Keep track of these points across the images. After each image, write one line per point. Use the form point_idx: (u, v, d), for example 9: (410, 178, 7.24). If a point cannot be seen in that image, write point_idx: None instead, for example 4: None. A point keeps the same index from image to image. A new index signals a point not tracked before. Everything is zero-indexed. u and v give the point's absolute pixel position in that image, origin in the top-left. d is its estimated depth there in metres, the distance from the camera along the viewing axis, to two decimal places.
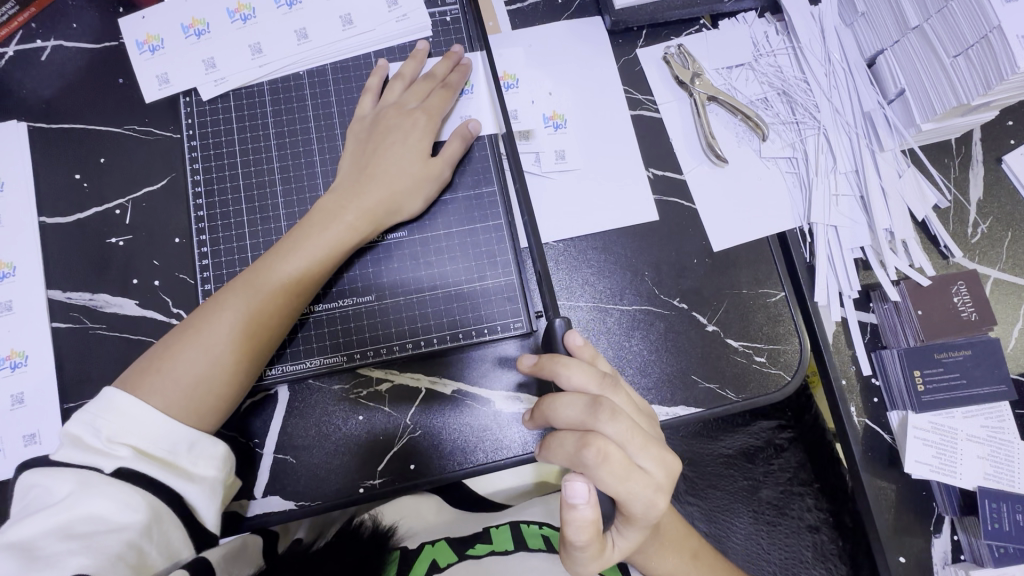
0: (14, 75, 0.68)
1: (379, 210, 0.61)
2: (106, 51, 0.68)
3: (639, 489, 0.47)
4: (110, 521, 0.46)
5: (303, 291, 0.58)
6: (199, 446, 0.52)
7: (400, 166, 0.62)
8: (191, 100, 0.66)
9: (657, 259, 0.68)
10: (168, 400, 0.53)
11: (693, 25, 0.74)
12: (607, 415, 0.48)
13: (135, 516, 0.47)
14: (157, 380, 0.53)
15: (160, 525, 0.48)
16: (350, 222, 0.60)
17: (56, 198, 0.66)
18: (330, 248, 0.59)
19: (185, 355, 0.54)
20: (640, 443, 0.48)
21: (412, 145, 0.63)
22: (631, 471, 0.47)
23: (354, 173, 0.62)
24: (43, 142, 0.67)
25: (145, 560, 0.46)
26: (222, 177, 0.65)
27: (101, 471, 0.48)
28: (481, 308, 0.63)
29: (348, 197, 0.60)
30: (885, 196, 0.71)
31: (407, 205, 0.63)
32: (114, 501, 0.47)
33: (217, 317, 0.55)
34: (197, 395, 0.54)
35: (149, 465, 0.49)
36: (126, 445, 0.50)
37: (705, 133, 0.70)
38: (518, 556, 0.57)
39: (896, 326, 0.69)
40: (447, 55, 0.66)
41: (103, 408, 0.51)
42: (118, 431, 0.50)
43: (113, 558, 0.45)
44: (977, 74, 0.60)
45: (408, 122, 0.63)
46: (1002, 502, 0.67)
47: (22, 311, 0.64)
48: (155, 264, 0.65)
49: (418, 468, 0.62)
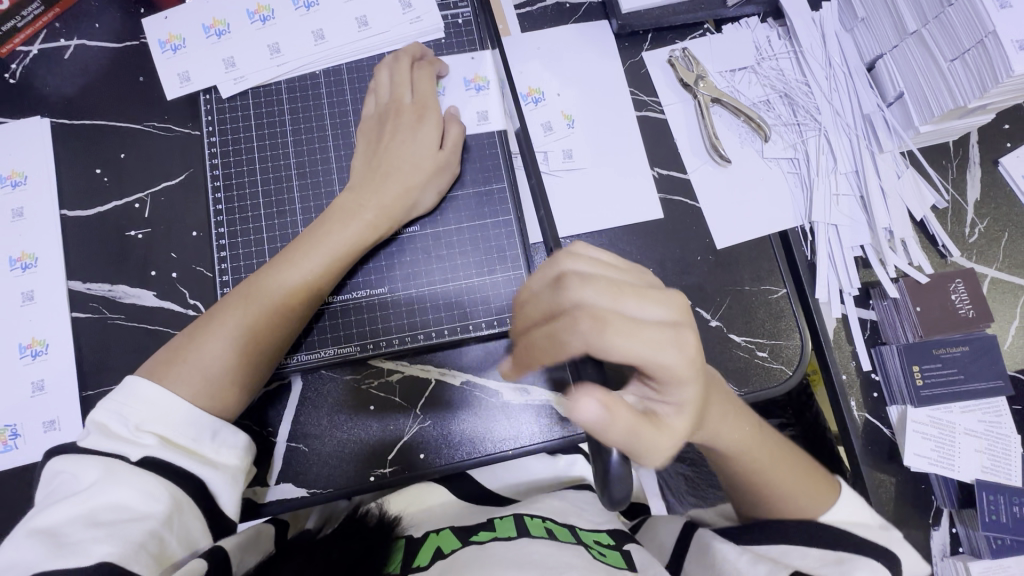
0: (38, 73, 0.70)
1: (395, 209, 0.62)
2: (128, 51, 0.70)
3: (659, 340, 0.45)
4: (134, 511, 0.47)
5: (323, 286, 0.60)
6: (222, 436, 0.54)
7: (414, 165, 0.63)
8: (211, 97, 0.68)
9: (662, 256, 0.70)
10: (193, 389, 0.54)
11: (697, 29, 0.76)
12: (575, 282, 0.45)
13: (157, 507, 0.48)
14: (184, 369, 0.54)
15: (180, 515, 0.49)
16: (369, 221, 0.61)
17: (77, 193, 0.68)
18: (347, 247, 0.60)
19: (208, 345, 0.56)
20: (627, 295, 0.46)
21: (422, 142, 0.64)
22: (639, 327, 0.44)
23: (369, 172, 0.64)
24: (65, 138, 0.69)
25: (166, 551, 0.47)
26: (240, 172, 0.66)
27: (126, 459, 0.49)
28: (491, 301, 0.65)
29: (364, 196, 0.62)
30: (885, 196, 0.72)
31: (419, 203, 0.64)
32: (138, 492, 0.48)
33: (239, 310, 0.57)
34: (221, 384, 0.55)
35: (174, 453, 0.51)
36: (151, 433, 0.51)
37: (709, 133, 0.72)
38: (520, 542, 0.54)
39: (896, 322, 0.71)
40: (429, 55, 0.68)
41: (129, 397, 0.52)
42: (144, 419, 0.52)
43: (137, 547, 0.45)
44: (973, 77, 0.62)
45: (423, 121, 0.65)
46: (999, 495, 0.68)
47: (43, 301, 0.65)
48: (173, 256, 0.66)
49: (428, 458, 0.63)
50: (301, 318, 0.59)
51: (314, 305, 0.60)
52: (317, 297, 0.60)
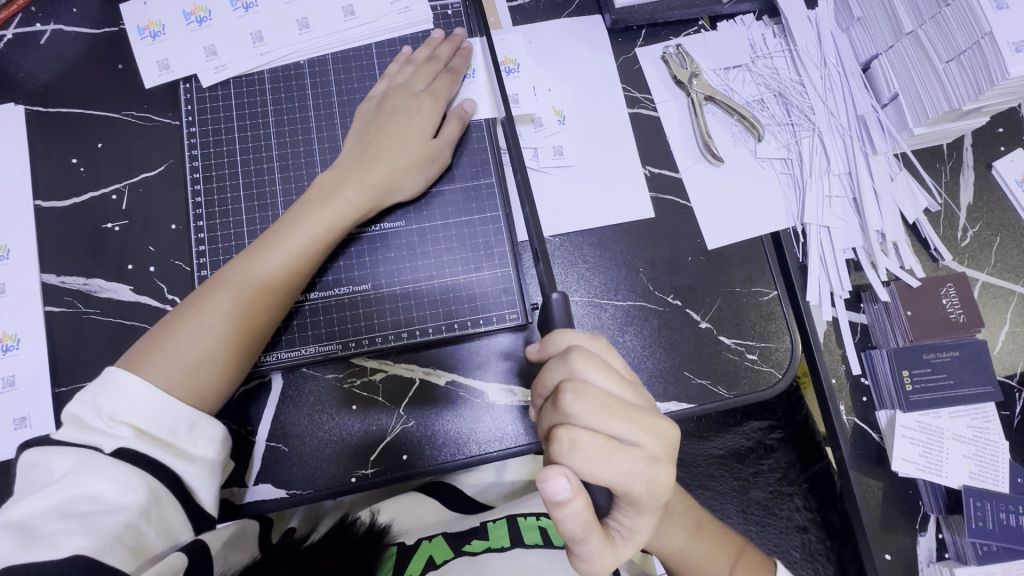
0: (11, 58, 0.67)
1: (380, 189, 0.61)
2: (106, 37, 0.68)
3: (629, 463, 0.44)
4: (109, 502, 0.46)
5: (296, 276, 0.58)
6: (195, 424, 0.52)
7: (402, 149, 0.62)
8: (191, 86, 0.66)
9: (652, 255, 0.68)
10: (170, 378, 0.53)
11: (692, 26, 0.75)
12: (580, 389, 0.45)
13: (133, 498, 0.47)
14: (159, 358, 0.53)
15: (157, 509, 0.48)
16: (351, 199, 0.60)
17: (52, 182, 0.66)
18: (330, 226, 0.59)
19: (184, 336, 0.54)
20: (625, 417, 0.45)
21: (418, 125, 0.63)
22: (615, 447, 0.44)
23: (355, 155, 0.62)
24: (39, 126, 0.67)
25: (143, 543, 0.46)
26: (220, 165, 0.64)
27: (101, 450, 0.48)
28: (477, 299, 0.64)
29: (348, 175, 0.61)
30: (877, 199, 0.72)
31: (406, 187, 0.63)
32: (114, 482, 0.46)
33: (214, 299, 0.55)
34: (199, 373, 0.54)
35: (151, 446, 0.49)
36: (126, 424, 0.49)
37: (702, 132, 0.70)
38: (514, 553, 0.57)
39: (886, 326, 0.70)
40: (452, 37, 0.67)
41: (103, 388, 0.51)
42: (119, 410, 0.50)
43: (112, 539, 0.45)
44: (968, 79, 0.61)
45: (414, 104, 0.64)
46: (987, 502, 0.68)
47: (16, 294, 0.63)
48: (150, 250, 0.65)
49: (409, 459, 0.62)
50: (278, 310, 0.58)
51: (288, 298, 0.58)
52: (294, 287, 0.58)
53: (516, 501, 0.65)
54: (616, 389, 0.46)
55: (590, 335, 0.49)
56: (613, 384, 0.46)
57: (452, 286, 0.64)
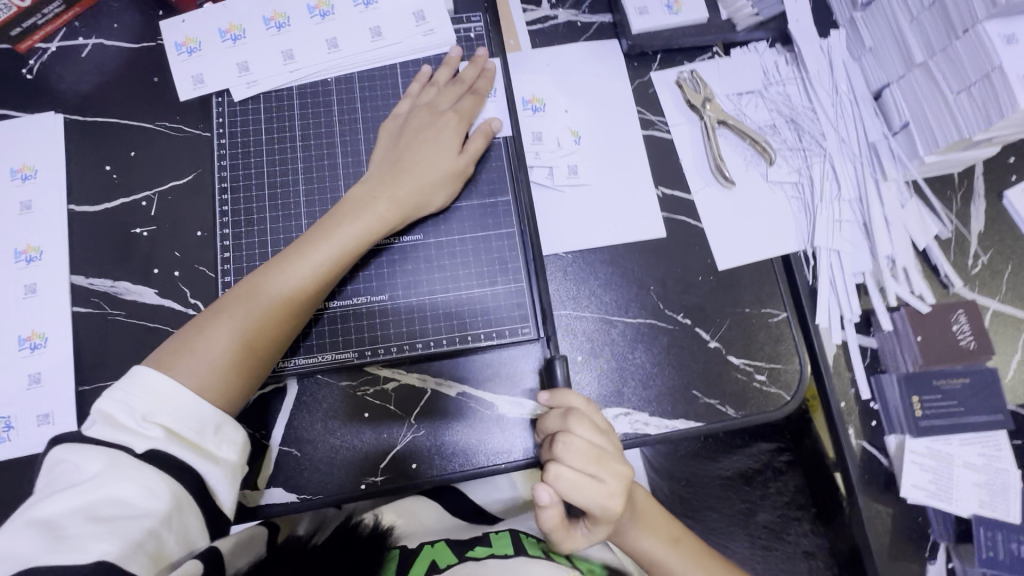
0: (54, 69, 0.71)
1: (408, 203, 0.63)
2: (144, 51, 0.71)
3: None
4: (135, 507, 0.47)
5: (324, 283, 0.60)
6: (222, 427, 0.53)
7: (429, 164, 0.64)
8: (223, 100, 0.69)
9: (663, 274, 0.70)
10: (199, 379, 0.54)
11: (706, 52, 0.77)
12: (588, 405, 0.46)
13: (158, 504, 0.48)
14: (188, 360, 0.55)
15: (178, 517, 0.49)
16: (381, 212, 0.62)
17: (86, 188, 0.69)
18: (360, 237, 0.61)
19: (213, 338, 0.56)
20: None
21: (444, 142, 0.65)
22: None
23: (384, 169, 0.64)
24: (76, 134, 0.70)
25: (163, 550, 0.48)
26: (247, 175, 0.67)
27: (132, 451, 0.49)
28: (490, 311, 0.65)
29: (378, 189, 0.63)
30: (888, 225, 0.72)
31: (432, 201, 0.65)
32: (140, 486, 0.48)
33: (245, 304, 0.57)
34: (226, 375, 0.55)
35: (179, 448, 0.50)
36: (158, 425, 0.51)
37: (714, 155, 0.72)
38: (517, 561, 0.57)
39: (896, 351, 0.71)
40: (476, 59, 0.69)
41: (134, 386, 0.52)
42: (151, 410, 0.51)
43: (134, 545, 0.46)
44: (979, 110, 0.62)
45: (440, 122, 0.66)
46: (997, 531, 0.68)
47: (45, 294, 0.66)
48: (176, 255, 0.67)
49: (418, 467, 0.63)
50: (302, 317, 0.59)
51: (315, 305, 0.60)
52: (320, 295, 0.60)
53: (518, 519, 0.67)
54: None
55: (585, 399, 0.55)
56: None
57: (468, 299, 0.65)
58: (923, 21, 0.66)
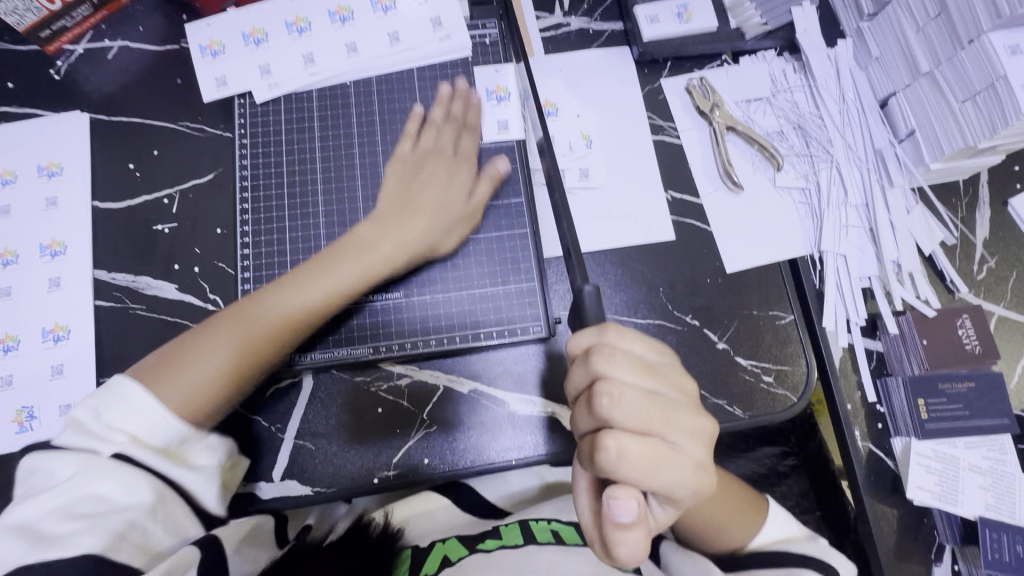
0: (81, 70, 0.73)
1: (413, 247, 0.64)
2: (169, 53, 0.74)
3: (673, 470, 0.45)
4: (113, 502, 0.48)
5: (313, 318, 0.60)
6: (187, 436, 0.54)
7: (436, 209, 0.65)
8: (246, 102, 0.71)
9: (672, 276, 0.71)
10: (177, 399, 0.54)
11: (715, 60, 0.78)
12: (611, 393, 0.45)
13: (135, 499, 0.49)
14: (171, 379, 0.55)
15: (163, 507, 0.50)
16: (385, 254, 0.62)
17: (109, 185, 0.70)
18: (358, 275, 0.61)
19: (199, 358, 0.56)
20: (659, 418, 0.46)
21: (452, 186, 0.66)
22: (659, 454, 0.45)
23: (393, 207, 0.65)
24: (102, 133, 0.72)
25: (149, 541, 0.49)
26: (268, 174, 0.69)
27: (101, 455, 0.49)
28: (502, 310, 0.66)
29: (387, 228, 0.64)
30: (894, 230, 0.74)
31: (441, 247, 0.66)
32: (118, 483, 0.49)
33: (233, 326, 0.58)
34: (202, 397, 0.56)
35: (146, 452, 0.51)
36: (123, 432, 0.51)
37: (723, 160, 0.73)
38: (526, 549, 0.59)
39: (903, 354, 0.72)
40: (459, 92, 0.70)
41: (112, 397, 0.53)
42: (117, 420, 0.52)
43: (115, 539, 0.47)
44: (983, 118, 0.64)
45: (449, 167, 0.67)
46: (1003, 533, 0.68)
47: (68, 288, 0.67)
48: (196, 251, 0.68)
49: (431, 463, 0.64)
50: (286, 347, 0.60)
51: (301, 337, 0.60)
52: (309, 329, 0.61)
53: (529, 508, 0.67)
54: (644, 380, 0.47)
55: (597, 330, 0.49)
56: (639, 371, 0.47)
57: (481, 298, 0.66)
58: (929, 31, 0.67)
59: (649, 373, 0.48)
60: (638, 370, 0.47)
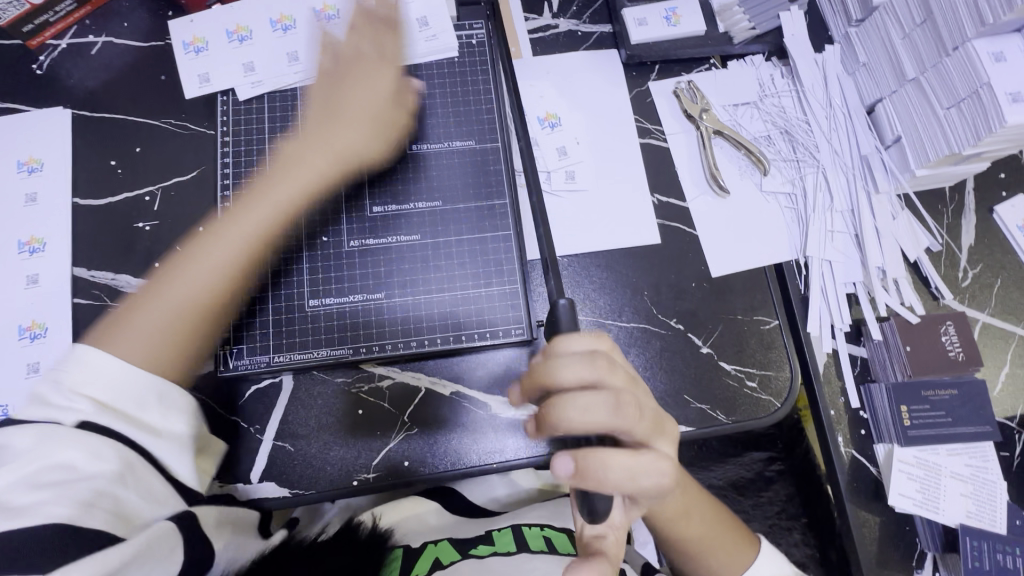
0: (63, 65, 0.72)
1: (341, 165, 0.66)
2: (153, 50, 0.73)
3: (646, 468, 0.47)
4: (79, 471, 0.44)
5: (234, 268, 0.60)
6: (164, 400, 0.51)
7: (346, 149, 0.66)
8: (228, 99, 0.70)
9: (657, 280, 0.70)
10: (136, 350, 0.53)
11: (703, 64, 0.78)
12: (586, 401, 0.47)
13: (105, 466, 0.45)
14: (126, 332, 0.54)
15: (133, 474, 0.47)
16: (287, 195, 0.64)
17: (91, 182, 0.70)
18: (253, 224, 0.62)
19: (152, 310, 0.55)
20: (632, 419, 0.48)
21: (377, 90, 0.68)
22: (633, 459, 0.47)
23: (319, 118, 0.67)
24: (84, 129, 0.71)
25: (123, 509, 0.45)
26: (249, 173, 0.68)
27: (63, 424, 0.46)
28: (485, 312, 0.66)
29: (285, 181, 0.64)
30: (879, 236, 0.74)
31: (371, 155, 0.67)
32: (85, 450, 0.45)
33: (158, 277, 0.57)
34: (160, 348, 0.54)
35: (114, 418, 0.47)
36: (87, 397, 0.48)
37: (709, 164, 0.73)
38: (520, 557, 0.58)
39: (886, 360, 0.71)
40: None
41: (71, 362, 0.49)
42: (80, 384, 0.48)
43: (86, 507, 0.43)
44: (967, 124, 0.64)
45: (375, 73, 0.68)
46: (982, 541, 0.68)
47: (47, 284, 0.66)
48: (177, 250, 0.68)
49: (411, 466, 0.64)
50: (217, 295, 0.59)
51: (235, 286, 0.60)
52: (235, 281, 0.60)
53: (518, 512, 0.66)
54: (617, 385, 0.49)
55: (573, 335, 0.50)
56: (613, 375, 0.48)
57: (464, 300, 0.66)
58: (915, 38, 0.68)
59: (621, 376, 0.49)
60: (613, 376, 0.48)
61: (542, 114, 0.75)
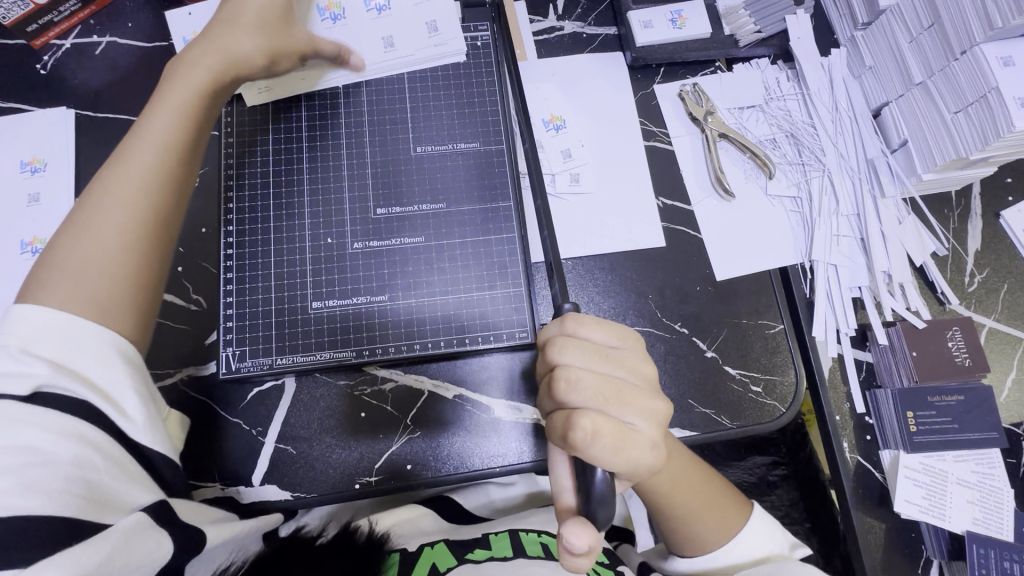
0: (67, 65, 0.72)
1: (217, 77, 0.60)
2: (158, 50, 0.73)
3: (632, 449, 0.46)
4: (44, 453, 0.41)
5: (157, 185, 0.55)
6: (104, 350, 0.47)
7: (232, 54, 0.60)
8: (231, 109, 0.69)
9: (662, 283, 0.70)
10: (72, 291, 0.49)
11: (709, 66, 0.78)
12: (566, 382, 0.47)
13: (69, 447, 0.42)
14: (57, 274, 0.49)
15: (100, 451, 0.44)
16: (174, 110, 0.57)
17: None
18: (168, 136, 0.56)
19: (85, 242, 0.51)
20: (616, 401, 0.47)
21: None
22: (619, 437, 0.46)
23: (202, 31, 0.62)
24: (88, 129, 0.71)
25: (96, 491, 0.43)
26: (253, 173, 0.68)
27: (15, 396, 0.42)
28: (488, 316, 0.66)
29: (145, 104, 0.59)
30: (885, 240, 0.73)
31: (245, 55, 0.61)
32: (47, 429, 0.42)
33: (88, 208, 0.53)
34: (99, 285, 0.50)
35: (72, 383, 0.45)
36: (38, 358, 0.44)
37: (715, 167, 0.73)
38: (516, 563, 0.58)
39: (892, 365, 0.71)
40: None
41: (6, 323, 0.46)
42: (26, 341, 0.45)
43: (57, 491, 0.40)
44: (975, 130, 0.63)
45: None
46: (989, 548, 0.68)
47: None
48: (180, 251, 0.68)
49: (413, 468, 0.63)
50: (152, 218, 0.54)
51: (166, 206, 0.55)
52: (167, 199, 0.55)
53: (517, 518, 0.66)
54: (602, 368, 0.48)
55: (558, 322, 0.51)
56: (598, 359, 0.48)
57: (467, 303, 0.66)
58: (922, 43, 0.68)
59: (607, 359, 0.49)
60: (597, 359, 0.48)
61: (547, 116, 0.74)
